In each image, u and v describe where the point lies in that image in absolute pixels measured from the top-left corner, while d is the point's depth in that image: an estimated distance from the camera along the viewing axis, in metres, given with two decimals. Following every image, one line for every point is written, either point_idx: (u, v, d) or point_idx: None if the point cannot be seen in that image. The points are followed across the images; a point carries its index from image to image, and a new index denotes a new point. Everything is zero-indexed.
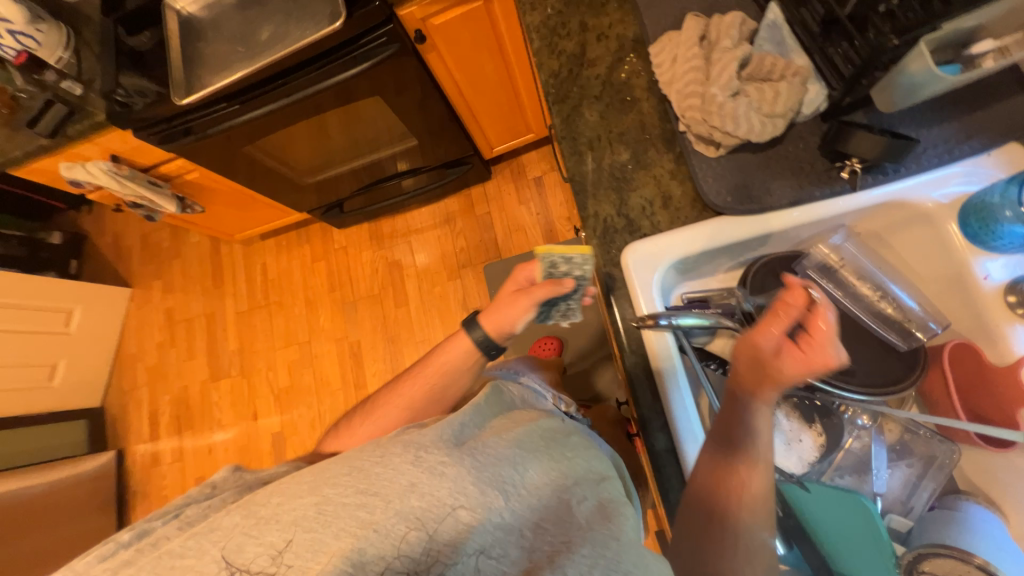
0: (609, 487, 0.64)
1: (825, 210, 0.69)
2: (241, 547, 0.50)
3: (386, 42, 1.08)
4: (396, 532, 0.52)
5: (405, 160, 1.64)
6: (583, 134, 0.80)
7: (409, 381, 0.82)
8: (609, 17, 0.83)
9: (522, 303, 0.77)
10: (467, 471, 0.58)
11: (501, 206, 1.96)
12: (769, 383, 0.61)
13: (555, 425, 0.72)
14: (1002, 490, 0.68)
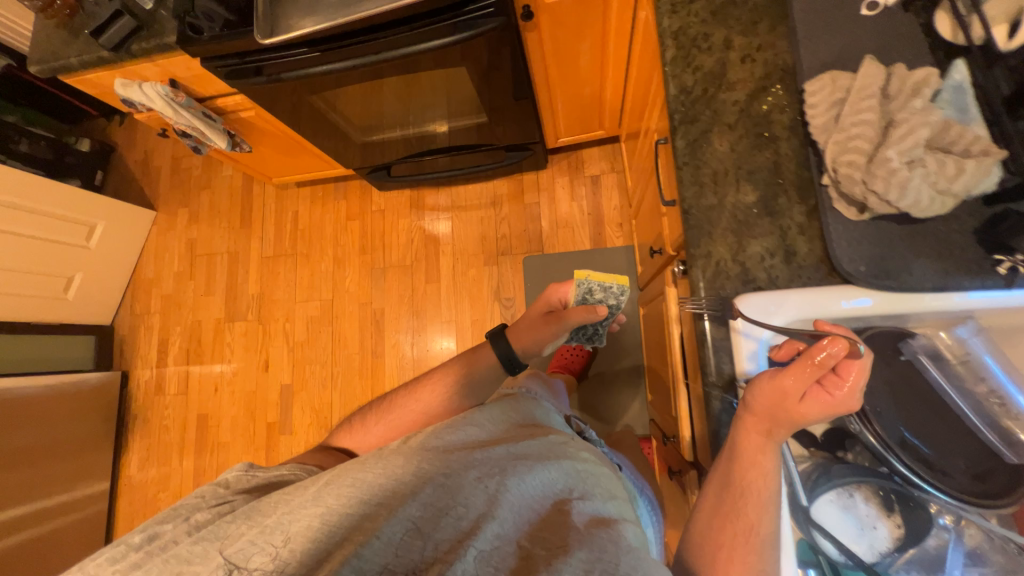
0: (614, 505, 0.67)
1: (963, 302, 0.63)
2: (254, 534, 0.58)
3: (489, 14, 0.99)
4: (389, 531, 0.56)
5: (468, 137, 1.55)
6: (708, 165, 0.73)
7: (424, 391, 0.90)
8: (758, 37, 0.75)
9: (552, 324, 0.98)
10: (457, 477, 0.63)
11: (552, 199, 1.89)
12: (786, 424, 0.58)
13: (562, 450, 0.75)
14: None
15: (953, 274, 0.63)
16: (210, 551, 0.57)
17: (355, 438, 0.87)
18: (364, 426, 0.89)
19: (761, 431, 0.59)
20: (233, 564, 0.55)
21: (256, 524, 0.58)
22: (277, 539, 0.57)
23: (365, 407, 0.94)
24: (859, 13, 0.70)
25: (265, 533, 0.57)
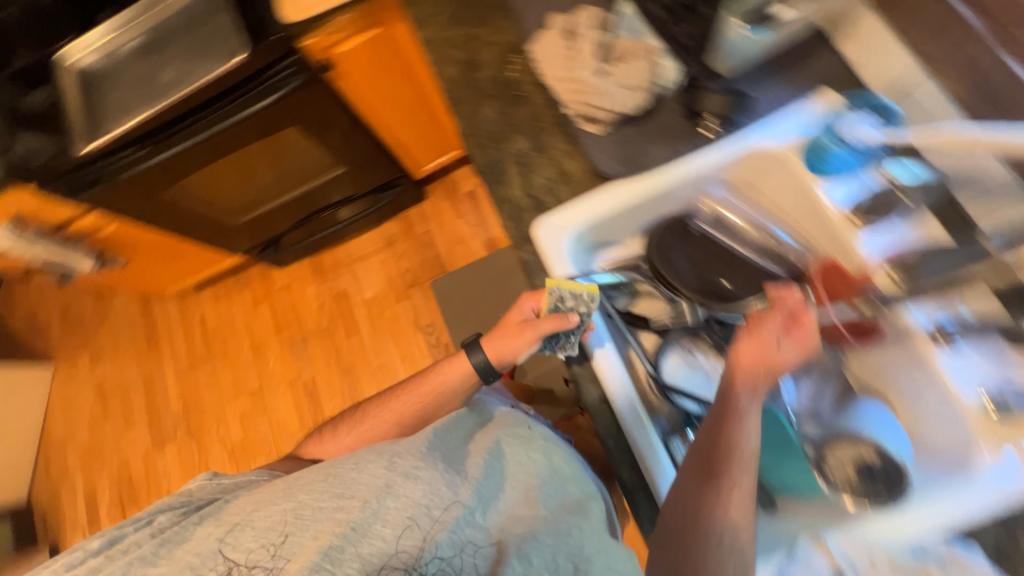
0: (574, 487, 0.70)
1: (694, 164, 0.77)
2: (238, 534, 0.59)
3: (293, 72, 1.14)
4: (371, 537, 0.57)
5: (337, 190, 1.65)
6: (484, 130, 0.87)
7: (395, 401, 0.83)
8: (491, 27, 0.93)
9: (525, 338, 0.75)
10: (439, 475, 0.64)
11: (440, 222, 2.01)
12: (768, 372, 0.63)
13: (518, 428, 0.76)
14: (886, 383, 0.74)
15: (677, 147, 0.79)
16: (178, 552, 0.59)
17: (323, 447, 0.83)
18: (334, 437, 0.84)
19: (750, 390, 0.62)
20: (230, 563, 0.57)
21: (235, 526, 0.60)
22: (262, 540, 0.58)
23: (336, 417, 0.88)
24: None
25: (253, 534, 0.58)
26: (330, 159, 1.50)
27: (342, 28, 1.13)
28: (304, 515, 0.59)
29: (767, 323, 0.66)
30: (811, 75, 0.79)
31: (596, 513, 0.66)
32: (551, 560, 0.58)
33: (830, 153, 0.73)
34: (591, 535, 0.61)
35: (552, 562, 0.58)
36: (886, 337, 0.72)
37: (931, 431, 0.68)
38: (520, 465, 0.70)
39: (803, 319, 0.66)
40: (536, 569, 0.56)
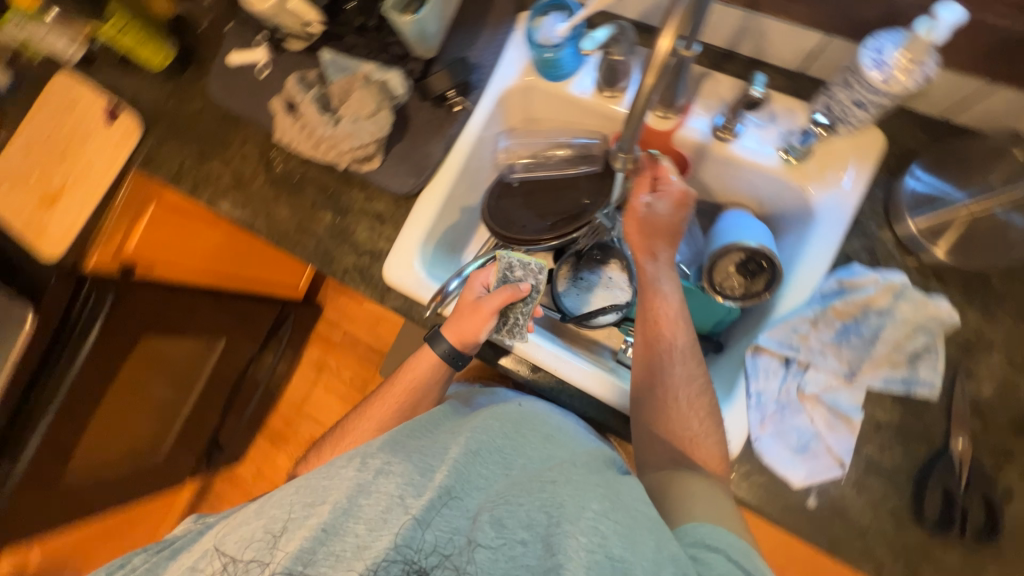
0: (568, 452, 0.60)
1: (468, 136, 0.83)
2: (224, 543, 0.52)
3: (98, 296, 1.03)
4: (341, 533, 0.49)
5: (237, 355, 1.49)
6: (289, 226, 0.88)
7: (373, 411, 0.74)
8: (236, 140, 0.94)
9: (485, 314, 0.69)
10: (414, 464, 0.55)
11: (349, 314, 1.84)
12: (658, 238, 0.72)
13: (509, 409, 0.67)
14: (727, 191, 0.82)
15: (447, 132, 0.83)
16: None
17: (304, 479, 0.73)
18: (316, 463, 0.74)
19: (650, 259, 0.72)
20: (223, 561, 0.50)
21: (219, 538, 0.53)
22: (245, 544, 0.51)
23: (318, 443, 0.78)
24: (259, 78, 0.91)
25: (240, 535, 0.52)
26: (205, 340, 1.33)
27: (117, 226, 1.09)
28: (283, 516, 0.52)
29: (643, 187, 0.73)
30: (503, 8, 0.84)
31: (603, 462, 0.60)
32: (528, 521, 0.49)
33: (556, 59, 0.76)
34: (570, 484, 0.52)
35: (528, 520, 0.49)
36: (698, 161, 0.79)
37: (769, 203, 0.79)
38: (506, 434, 0.61)
39: (677, 191, 0.70)
40: (513, 531, 0.48)
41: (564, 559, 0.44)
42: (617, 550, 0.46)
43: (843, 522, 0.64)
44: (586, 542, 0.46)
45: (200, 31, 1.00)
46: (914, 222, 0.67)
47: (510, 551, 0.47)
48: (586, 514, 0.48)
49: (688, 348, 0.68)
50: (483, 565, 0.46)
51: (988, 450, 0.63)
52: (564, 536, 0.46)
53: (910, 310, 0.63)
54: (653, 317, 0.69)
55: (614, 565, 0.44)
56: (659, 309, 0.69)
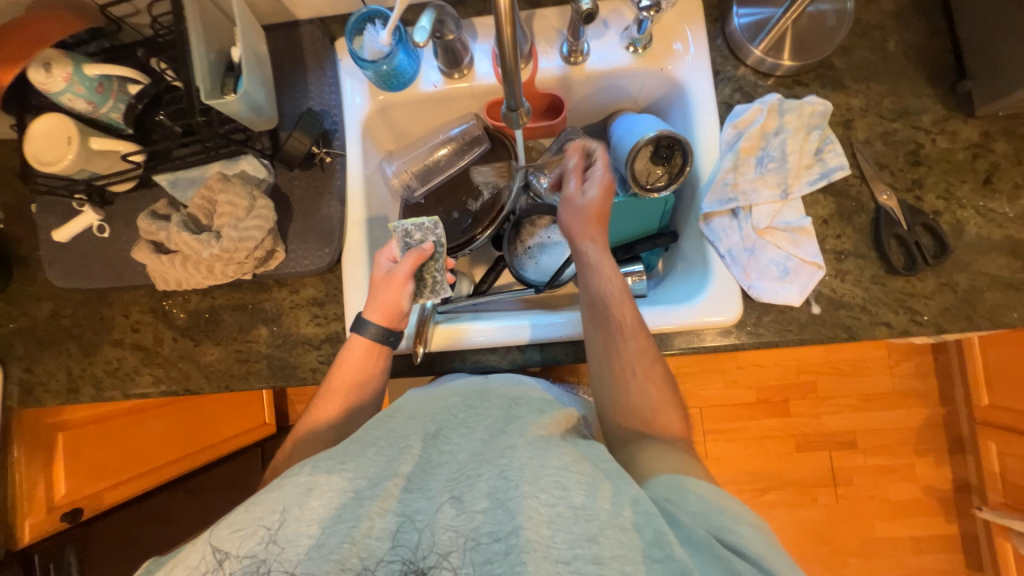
0: (533, 408, 0.59)
1: (355, 181, 0.79)
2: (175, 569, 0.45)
3: (58, 562, 0.93)
4: (289, 540, 0.46)
5: None
6: (229, 363, 0.79)
7: (322, 410, 0.67)
8: (117, 315, 0.82)
9: (401, 280, 0.69)
10: (369, 458, 0.52)
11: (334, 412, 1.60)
12: (592, 221, 0.71)
13: (471, 383, 0.66)
14: (604, 105, 0.86)
15: (333, 187, 0.78)
16: None
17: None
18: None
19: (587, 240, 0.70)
20: None
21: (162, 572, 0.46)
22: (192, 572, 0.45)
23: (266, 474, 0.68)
24: (103, 240, 0.80)
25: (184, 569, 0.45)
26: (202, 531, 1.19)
27: (31, 480, 0.92)
28: (231, 532, 0.46)
29: (574, 178, 0.74)
30: (314, 46, 0.80)
31: (557, 408, 0.60)
32: (489, 488, 0.48)
33: (393, 68, 0.74)
34: (529, 441, 0.52)
35: (488, 489, 0.48)
36: (567, 93, 0.82)
37: (643, 96, 0.84)
38: (460, 408, 0.60)
39: (605, 177, 0.72)
40: (472, 503, 0.48)
41: (523, 519, 0.45)
42: (580, 498, 0.47)
43: (846, 310, 0.71)
44: (547, 497, 0.47)
45: (3, 229, 0.85)
46: (757, 49, 0.75)
47: (471, 523, 0.46)
48: (548, 471, 0.48)
49: (638, 322, 0.66)
50: (447, 544, 0.46)
51: (906, 191, 0.73)
52: (520, 499, 0.46)
53: (796, 119, 0.72)
54: (602, 297, 0.67)
55: (575, 512, 0.46)
56: (610, 287, 0.67)
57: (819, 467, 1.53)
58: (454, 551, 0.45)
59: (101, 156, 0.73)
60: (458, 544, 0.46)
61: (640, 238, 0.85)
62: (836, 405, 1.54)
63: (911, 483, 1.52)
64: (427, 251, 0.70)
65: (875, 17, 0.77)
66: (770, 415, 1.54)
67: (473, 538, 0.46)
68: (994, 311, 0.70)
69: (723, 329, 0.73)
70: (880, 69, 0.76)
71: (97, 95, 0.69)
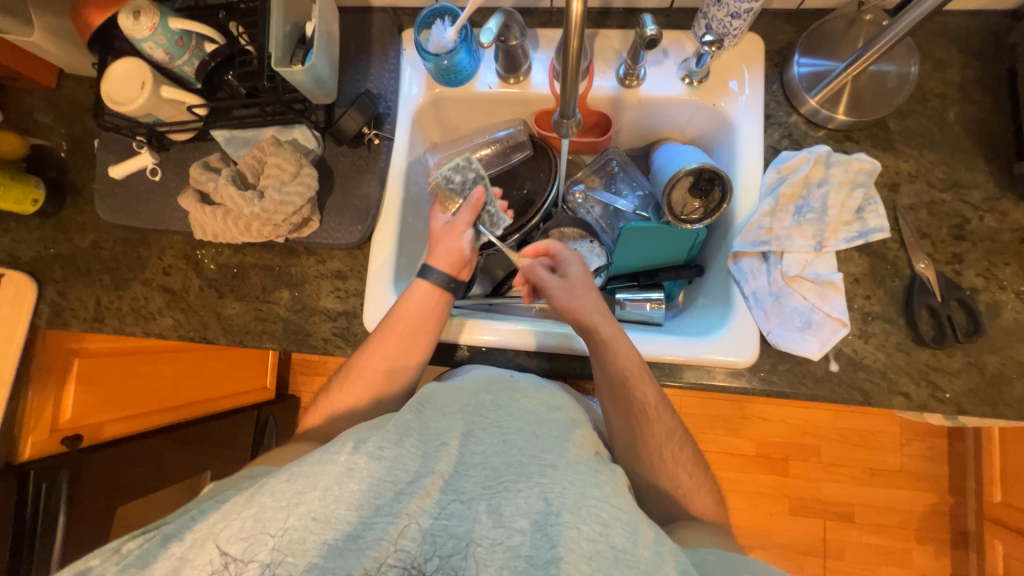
0: (571, 428, 0.61)
1: (398, 166, 0.82)
2: (226, 520, 0.49)
3: (50, 482, 0.92)
4: (331, 519, 0.49)
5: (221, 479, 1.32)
6: (248, 319, 0.82)
7: (378, 350, 0.71)
8: (151, 255, 0.86)
9: (461, 229, 0.74)
10: (408, 449, 0.56)
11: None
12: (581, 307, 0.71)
13: (499, 378, 0.68)
14: (649, 133, 0.88)
15: (376, 168, 0.80)
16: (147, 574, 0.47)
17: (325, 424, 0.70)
18: (333, 409, 0.71)
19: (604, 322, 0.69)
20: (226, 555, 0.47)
21: (212, 521, 0.49)
22: (239, 531, 0.48)
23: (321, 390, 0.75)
24: (153, 183, 0.84)
25: (232, 523, 0.49)
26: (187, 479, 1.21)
27: (42, 398, 0.95)
28: (278, 498, 0.50)
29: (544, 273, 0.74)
30: (382, 32, 0.83)
31: (589, 430, 0.63)
32: (527, 508, 0.50)
33: (453, 64, 0.76)
34: (570, 466, 0.54)
35: (527, 507, 0.50)
36: (615, 116, 0.84)
37: (690, 129, 0.85)
38: (497, 412, 0.62)
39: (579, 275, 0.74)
40: (511, 520, 0.49)
41: (565, 550, 0.46)
42: (620, 540, 0.48)
43: (865, 372, 0.70)
44: (587, 531, 0.48)
45: (65, 158, 0.90)
46: (812, 99, 0.75)
47: (509, 540, 0.48)
48: (589, 502, 0.50)
49: (659, 399, 0.68)
50: (483, 556, 0.47)
51: (945, 263, 0.72)
52: (563, 528, 0.47)
53: (842, 173, 0.72)
54: (621, 379, 0.67)
55: (615, 553, 0.47)
56: (627, 367, 0.67)
57: (811, 534, 1.47)
58: (489, 565, 0.47)
59: (167, 104, 0.76)
60: (494, 560, 0.47)
61: (666, 265, 0.85)
62: (838, 474, 1.48)
63: (906, 569, 1.45)
64: (477, 194, 0.73)
65: (937, 86, 0.76)
66: (767, 471, 1.50)
67: (511, 556, 0.47)
68: (1021, 400, 0.68)
69: (735, 370, 0.72)
70: (936, 138, 0.75)
71: (176, 48, 0.73)
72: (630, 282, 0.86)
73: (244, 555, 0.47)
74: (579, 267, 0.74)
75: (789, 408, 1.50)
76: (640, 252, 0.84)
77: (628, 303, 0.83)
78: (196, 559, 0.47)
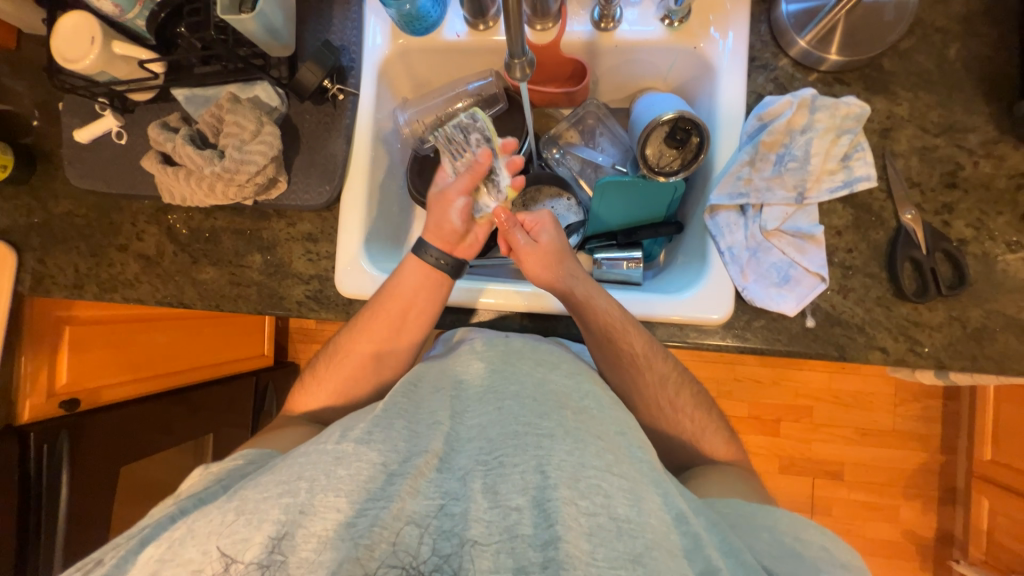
0: (573, 392, 0.57)
1: (364, 122, 0.79)
2: (210, 516, 0.47)
3: (51, 444, 0.95)
4: (322, 509, 0.47)
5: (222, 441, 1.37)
6: (222, 284, 0.82)
7: (368, 330, 0.71)
8: (124, 222, 0.85)
9: (452, 198, 0.69)
10: (395, 430, 0.53)
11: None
12: (560, 273, 0.69)
13: (493, 341, 0.62)
14: (629, 82, 0.83)
15: (342, 126, 0.78)
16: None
17: (319, 397, 0.72)
18: (327, 381, 0.72)
19: (576, 287, 0.68)
20: (224, 558, 0.45)
21: (192, 521, 0.48)
22: (224, 527, 0.46)
23: (313, 359, 0.77)
24: (119, 147, 0.82)
25: (214, 519, 0.47)
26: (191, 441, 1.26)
27: (36, 365, 0.98)
28: (263, 491, 0.48)
29: (520, 234, 0.71)
30: None
31: (599, 396, 0.57)
32: (524, 484, 0.48)
33: (416, 9, 0.73)
34: (569, 435, 0.51)
35: (524, 484, 0.49)
36: (590, 63, 0.79)
37: (673, 76, 0.80)
38: (492, 379, 0.58)
39: (554, 244, 0.70)
40: (508, 498, 0.48)
41: (563, 529, 0.45)
42: (622, 510, 0.47)
43: (842, 328, 0.68)
44: (585, 507, 0.47)
45: (33, 123, 0.88)
46: (802, 39, 0.69)
47: (505, 520, 0.47)
48: (589, 473, 0.48)
49: (648, 347, 0.66)
50: (479, 539, 0.46)
51: (933, 213, 0.68)
52: (559, 505, 0.46)
53: (827, 119, 0.68)
54: (605, 334, 0.66)
55: (617, 525, 0.46)
56: (607, 323, 0.66)
57: (799, 491, 1.50)
58: (486, 549, 0.46)
59: (122, 61, 0.74)
60: (491, 544, 0.46)
61: (646, 223, 0.83)
62: (829, 433, 1.49)
63: (892, 523, 1.48)
64: (481, 159, 0.66)
65: (939, 20, 0.70)
66: (758, 431, 1.51)
67: (509, 537, 0.46)
68: (1004, 354, 0.66)
69: (709, 327, 0.70)
70: (933, 78, 0.70)
71: (126, 1, 0.69)
72: (609, 241, 0.84)
73: (235, 550, 0.45)
74: (553, 236, 0.71)
75: (782, 370, 1.50)
76: (618, 207, 0.81)
77: (606, 262, 0.82)
78: (183, 556, 0.45)
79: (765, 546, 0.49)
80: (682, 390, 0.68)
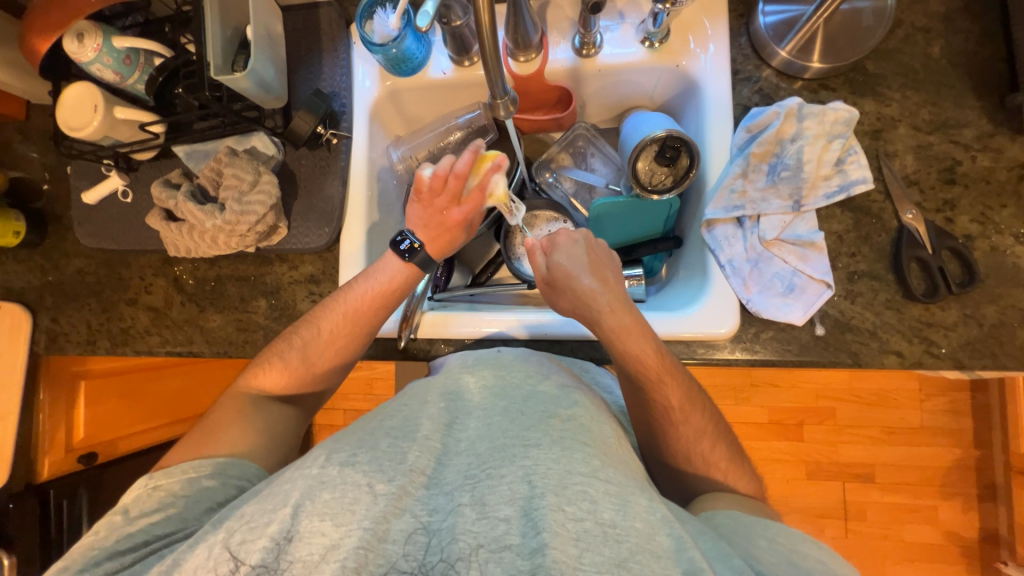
0: (559, 400, 0.56)
1: (359, 162, 0.81)
2: (198, 551, 0.47)
3: (72, 498, 1.01)
4: (305, 535, 0.46)
5: None
6: (229, 330, 0.83)
7: (340, 317, 0.72)
8: (132, 277, 0.87)
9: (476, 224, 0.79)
10: (380, 450, 0.52)
11: (341, 390, 1.62)
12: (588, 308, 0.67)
13: (486, 356, 0.64)
14: (615, 104, 0.85)
15: (337, 168, 0.79)
16: None
17: (266, 379, 0.72)
18: (279, 365, 0.72)
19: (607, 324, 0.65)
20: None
21: (180, 555, 0.48)
22: (210, 562, 0.46)
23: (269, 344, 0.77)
24: (125, 205, 0.84)
25: (200, 554, 0.47)
26: None
27: (54, 422, 0.99)
28: (248, 521, 0.47)
29: (544, 257, 0.70)
30: (331, 26, 0.81)
31: (591, 411, 0.56)
32: (512, 495, 0.47)
33: (402, 52, 0.75)
34: (555, 443, 0.50)
35: (511, 494, 0.47)
36: (574, 88, 0.81)
37: (658, 94, 0.81)
38: (481, 394, 0.58)
39: (588, 264, 0.68)
40: (496, 509, 0.47)
41: (550, 536, 0.44)
42: (608, 515, 0.46)
43: (853, 334, 0.67)
44: (572, 513, 0.45)
45: (43, 187, 0.91)
46: (783, 50, 0.70)
47: (494, 531, 0.46)
48: (575, 480, 0.47)
49: (691, 404, 0.65)
50: (467, 553, 0.45)
51: (935, 211, 0.67)
52: (546, 512, 0.45)
53: (816, 126, 0.67)
54: (639, 379, 0.64)
55: (603, 531, 0.45)
56: (641, 367, 0.64)
57: (830, 497, 1.44)
58: (474, 564, 0.44)
59: (123, 124, 0.77)
60: (478, 556, 0.44)
61: (644, 240, 0.83)
62: (854, 435, 1.45)
63: (931, 526, 1.42)
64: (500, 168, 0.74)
65: (918, 19, 0.71)
66: (782, 437, 1.47)
67: (497, 548, 0.45)
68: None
69: (717, 342, 0.69)
70: (920, 77, 0.70)
71: (124, 67, 0.73)
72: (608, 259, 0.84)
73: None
74: (588, 256, 0.68)
75: (800, 373, 1.46)
76: (615, 226, 0.82)
77: None
78: None
79: (770, 560, 0.49)
80: (699, 405, 0.66)
